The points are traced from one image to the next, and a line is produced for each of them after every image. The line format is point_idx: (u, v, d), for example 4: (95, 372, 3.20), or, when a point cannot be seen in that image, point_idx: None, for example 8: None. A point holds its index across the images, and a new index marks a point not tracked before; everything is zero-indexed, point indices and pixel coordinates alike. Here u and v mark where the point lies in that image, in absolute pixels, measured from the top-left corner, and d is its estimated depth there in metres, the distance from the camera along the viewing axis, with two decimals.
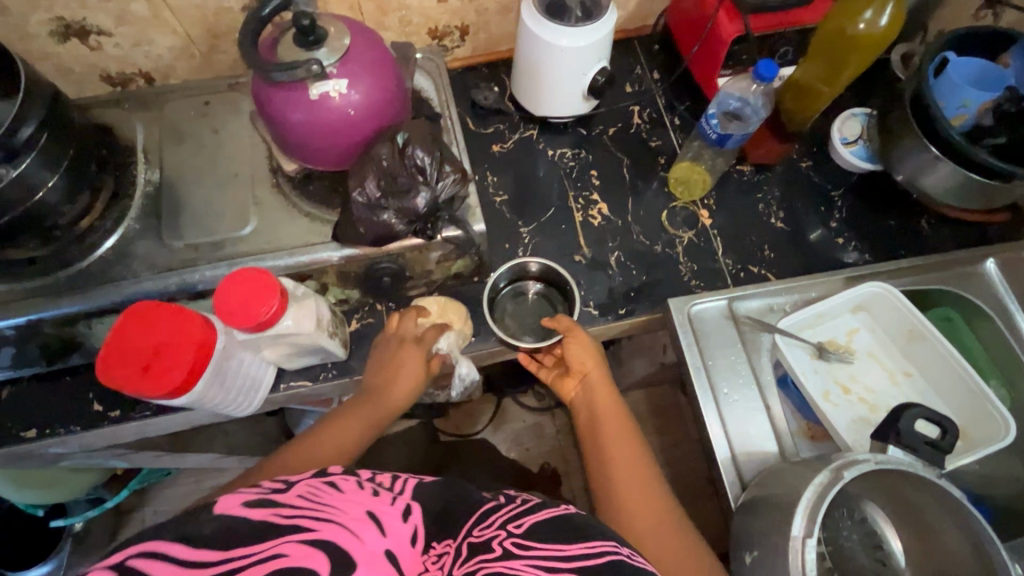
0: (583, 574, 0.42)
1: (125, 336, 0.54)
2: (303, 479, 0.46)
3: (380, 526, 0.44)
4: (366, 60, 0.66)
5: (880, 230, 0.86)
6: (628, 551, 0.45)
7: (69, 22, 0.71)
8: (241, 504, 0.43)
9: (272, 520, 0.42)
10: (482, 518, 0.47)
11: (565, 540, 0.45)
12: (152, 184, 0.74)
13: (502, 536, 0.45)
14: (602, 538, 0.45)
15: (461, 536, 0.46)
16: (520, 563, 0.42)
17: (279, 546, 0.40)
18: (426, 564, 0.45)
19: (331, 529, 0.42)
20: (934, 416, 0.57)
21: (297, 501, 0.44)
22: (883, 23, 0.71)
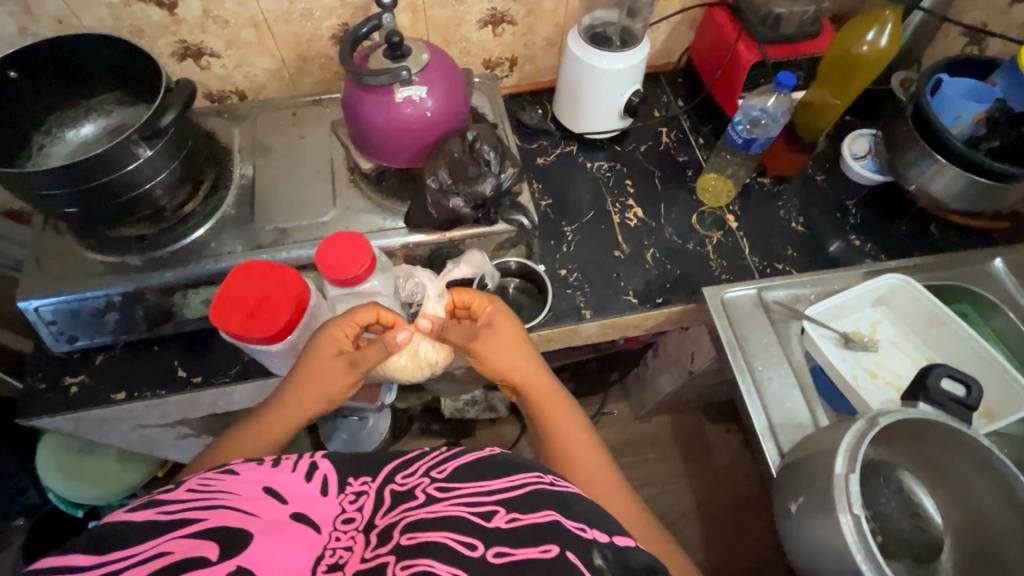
0: (502, 503, 0.48)
1: (234, 287, 0.62)
2: (194, 475, 0.50)
3: (281, 496, 0.49)
4: (442, 73, 0.77)
5: (893, 234, 0.94)
6: (550, 479, 0.52)
7: (189, 45, 0.85)
8: (123, 513, 0.45)
9: (157, 519, 0.45)
10: (402, 467, 0.52)
11: (486, 477, 0.51)
12: (245, 179, 0.84)
13: (424, 482, 0.51)
14: (522, 472, 0.52)
15: (379, 479, 0.52)
16: (442, 504, 0.48)
17: (174, 539, 0.43)
18: (344, 505, 0.50)
19: (224, 515, 0.45)
20: (957, 374, 0.62)
21: (185, 497, 0.47)
22: (885, 43, 0.82)
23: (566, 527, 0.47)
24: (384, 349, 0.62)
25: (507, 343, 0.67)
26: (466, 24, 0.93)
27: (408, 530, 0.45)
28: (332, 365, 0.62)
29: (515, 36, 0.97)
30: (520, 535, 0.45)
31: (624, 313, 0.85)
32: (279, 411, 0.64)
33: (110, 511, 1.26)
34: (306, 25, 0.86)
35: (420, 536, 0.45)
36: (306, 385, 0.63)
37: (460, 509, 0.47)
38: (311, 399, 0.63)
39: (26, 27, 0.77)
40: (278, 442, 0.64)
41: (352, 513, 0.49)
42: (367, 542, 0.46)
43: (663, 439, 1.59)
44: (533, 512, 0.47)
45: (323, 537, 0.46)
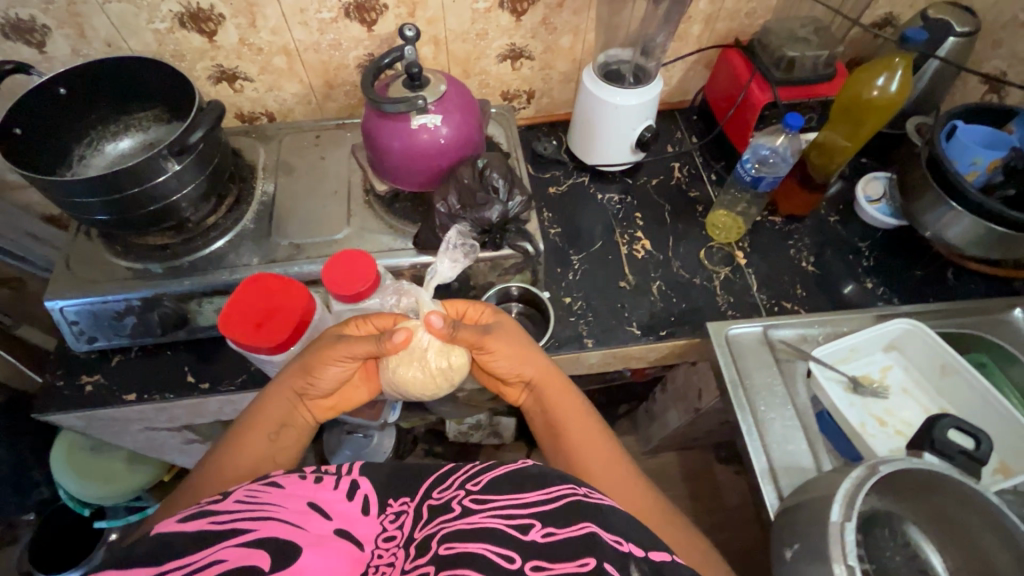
0: (539, 517, 0.48)
1: (243, 296, 0.65)
2: (240, 488, 0.52)
3: (324, 512, 0.51)
4: (458, 103, 0.81)
5: (907, 279, 0.92)
6: (584, 491, 0.51)
7: (225, 69, 0.90)
8: (177, 522, 0.47)
9: (207, 529, 0.46)
10: (440, 482, 0.54)
11: (521, 489, 0.51)
12: (267, 195, 0.88)
13: (460, 495, 0.51)
14: (557, 484, 0.51)
15: (417, 498, 0.54)
16: (479, 516, 0.49)
17: (225, 548, 0.45)
18: (384, 524, 0.52)
19: (272, 526, 0.47)
20: (964, 426, 0.60)
21: (233, 506, 0.49)
22: (894, 89, 0.81)
23: (602, 540, 0.46)
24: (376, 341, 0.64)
25: (515, 341, 0.69)
26: (486, 58, 0.97)
27: (446, 540, 0.47)
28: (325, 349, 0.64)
29: (532, 70, 1.01)
30: (554, 549, 0.45)
31: (626, 343, 0.84)
32: (275, 403, 0.64)
33: (114, 512, 1.28)
34: (334, 54, 0.91)
35: (458, 547, 0.46)
36: (304, 374, 0.64)
37: (497, 522, 0.48)
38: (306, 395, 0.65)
39: (78, 49, 0.83)
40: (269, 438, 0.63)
41: (392, 530, 0.51)
42: (407, 555, 0.48)
43: (672, 476, 1.55)
44: (569, 525, 0.47)
45: (365, 554, 0.49)
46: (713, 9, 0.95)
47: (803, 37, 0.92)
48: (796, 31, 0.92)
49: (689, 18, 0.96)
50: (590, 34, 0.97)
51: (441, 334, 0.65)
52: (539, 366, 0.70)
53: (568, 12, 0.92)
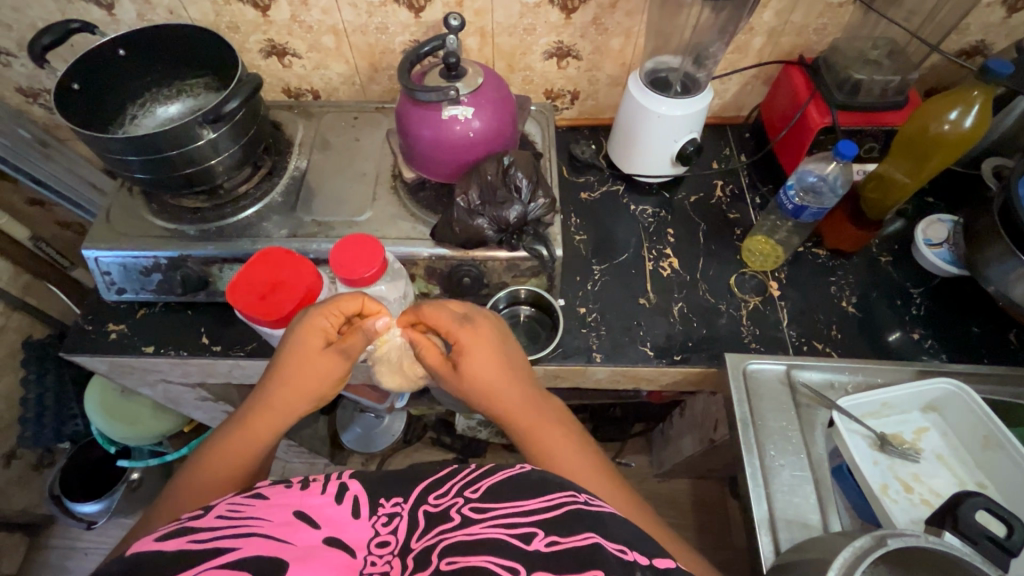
0: (541, 525, 0.47)
1: (254, 269, 0.66)
2: (222, 501, 0.51)
3: (312, 520, 0.49)
4: (492, 96, 0.79)
5: (962, 334, 0.83)
6: (585, 497, 0.50)
7: (276, 44, 0.92)
8: (154, 540, 0.46)
9: (188, 547, 0.45)
10: (435, 488, 0.52)
11: (522, 496, 0.50)
12: (299, 170, 0.90)
13: (458, 504, 0.50)
14: (558, 490, 0.50)
15: (410, 501, 0.52)
16: (478, 527, 0.47)
17: (204, 569, 0.43)
18: (376, 528, 0.50)
19: (256, 541, 0.46)
20: (996, 509, 0.54)
21: (215, 522, 0.47)
22: (969, 124, 0.74)
23: (607, 551, 0.45)
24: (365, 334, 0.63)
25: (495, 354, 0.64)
26: (532, 54, 0.95)
27: (447, 553, 0.45)
28: (319, 354, 0.62)
29: (579, 70, 0.98)
30: (560, 561, 0.44)
31: (636, 363, 0.81)
32: (261, 414, 0.62)
33: (138, 454, 1.35)
34: (380, 38, 0.92)
35: (459, 560, 0.45)
36: (295, 381, 0.61)
37: (498, 532, 0.47)
38: (293, 396, 0.62)
39: (143, 14, 0.88)
40: (259, 447, 0.61)
41: (386, 536, 0.50)
42: (404, 568, 0.47)
43: (681, 504, 1.49)
44: (572, 534, 0.46)
45: (358, 561, 0.48)
46: (778, 21, 0.89)
47: (874, 60, 0.85)
48: (867, 52, 0.87)
49: (751, 30, 0.90)
50: (641, 38, 0.93)
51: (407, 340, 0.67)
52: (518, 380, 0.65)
53: (620, 13, 0.89)
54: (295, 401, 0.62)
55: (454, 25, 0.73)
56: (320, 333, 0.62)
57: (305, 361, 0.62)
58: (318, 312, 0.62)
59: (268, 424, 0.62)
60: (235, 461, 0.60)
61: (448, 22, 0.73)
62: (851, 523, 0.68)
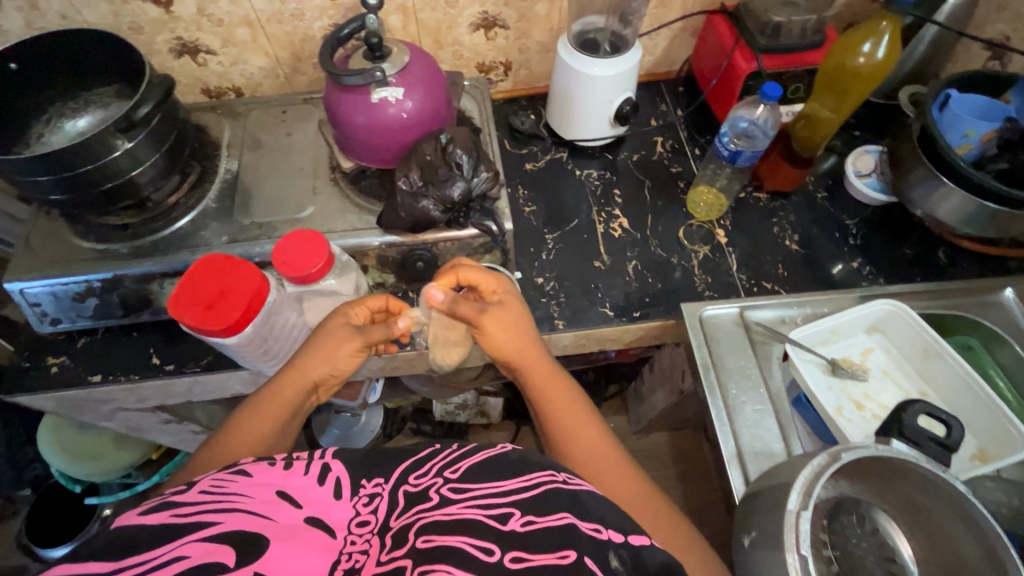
0: (518, 506, 0.49)
1: (195, 279, 0.63)
2: (205, 477, 0.50)
3: (294, 499, 0.50)
4: (421, 74, 0.77)
5: (896, 257, 0.88)
6: (563, 476, 0.52)
7: (186, 41, 0.87)
8: (138, 515, 0.46)
9: (172, 522, 0.45)
10: (416, 468, 0.54)
11: (500, 477, 0.51)
12: (230, 172, 0.86)
13: (438, 483, 0.52)
14: (536, 470, 0.52)
15: (392, 482, 0.53)
16: (458, 506, 0.49)
17: (189, 544, 0.44)
18: (357, 507, 0.51)
19: (239, 517, 0.46)
20: (936, 412, 0.58)
21: (198, 498, 0.47)
22: (882, 55, 0.76)
23: (581, 530, 0.47)
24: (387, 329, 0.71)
25: (518, 330, 0.70)
26: (458, 27, 0.93)
27: (424, 532, 0.46)
28: (341, 334, 0.68)
29: (508, 40, 0.97)
30: (535, 540, 0.46)
31: (598, 325, 0.82)
32: (286, 385, 0.66)
33: (107, 489, 1.29)
34: (297, 25, 0.87)
35: (436, 538, 0.46)
36: (322, 352, 0.68)
37: (476, 512, 0.48)
38: (320, 368, 0.68)
39: (32, 21, 0.81)
40: (284, 419, 0.65)
41: (366, 516, 0.51)
42: (383, 545, 0.48)
43: (662, 457, 1.55)
44: (547, 514, 0.48)
45: (338, 542, 0.48)
46: None
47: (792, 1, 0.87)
48: None
49: None
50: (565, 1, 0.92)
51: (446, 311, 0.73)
52: (516, 341, 0.69)
53: None
54: (319, 370, 0.68)
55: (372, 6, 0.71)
56: (344, 315, 0.69)
57: (334, 342, 0.68)
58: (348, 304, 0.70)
59: (292, 394, 0.66)
60: (255, 434, 0.62)
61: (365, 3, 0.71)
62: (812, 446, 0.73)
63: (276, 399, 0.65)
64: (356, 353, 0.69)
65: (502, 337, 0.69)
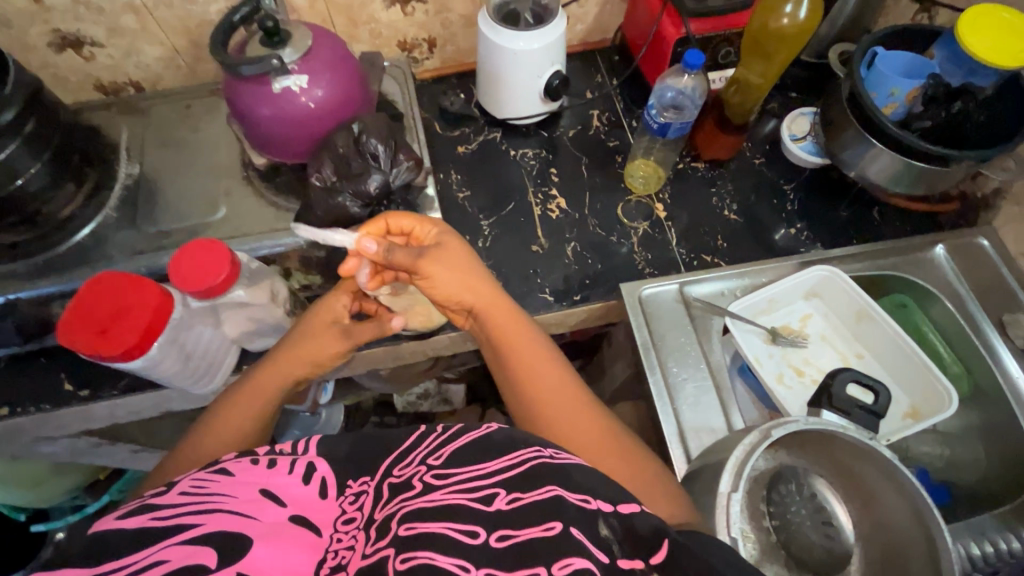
0: (502, 485, 0.47)
1: (87, 303, 0.58)
2: (186, 478, 0.50)
3: (278, 498, 0.49)
4: (327, 59, 0.72)
5: (833, 220, 0.88)
6: (550, 451, 0.50)
7: (65, 34, 0.79)
8: (118, 520, 0.46)
9: (150, 525, 0.45)
10: (399, 460, 0.52)
11: (484, 459, 0.49)
12: (132, 178, 0.79)
13: (422, 471, 0.50)
14: (522, 448, 0.50)
15: (378, 477, 0.52)
16: (440, 493, 0.46)
17: (167, 548, 0.43)
18: (344, 506, 0.50)
19: (220, 517, 0.45)
20: (864, 379, 0.58)
21: (178, 499, 0.47)
22: (804, 16, 0.73)
23: (568, 501, 0.45)
24: (379, 328, 0.69)
25: (462, 277, 0.61)
26: (371, 4, 0.86)
27: (404, 521, 0.44)
28: (328, 338, 0.65)
29: (428, 14, 0.91)
30: (520, 516, 0.44)
31: (538, 312, 0.80)
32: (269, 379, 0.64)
33: (56, 513, 1.25)
34: (190, 10, 0.80)
35: (418, 526, 0.44)
36: (300, 351, 0.64)
37: (460, 496, 0.46)
38: (298, 368, 0.65)
39: None
40: (263, 417, 0.63)
41: (352, 512, 0.49)
42: (367, 538, 0.45)
43: None
44: (535, 489, 0.46)
45: (323, 539, 0.47)
46: None
47: None
48: None
49: None
50: None
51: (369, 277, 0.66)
52: (470, 285, 0.61)
53: None
54: (297, 370, 0.65)
55: None
56: (330, 313, 0.66)
57: (319, 345, 0.64)
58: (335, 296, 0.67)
59: (270, 390, 0.63)
60: (224, 435, 0.60)
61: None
62: (754, 414, 0.76)
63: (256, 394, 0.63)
64: (339, 355, 0.66)
65: (446, 291, 0.61)
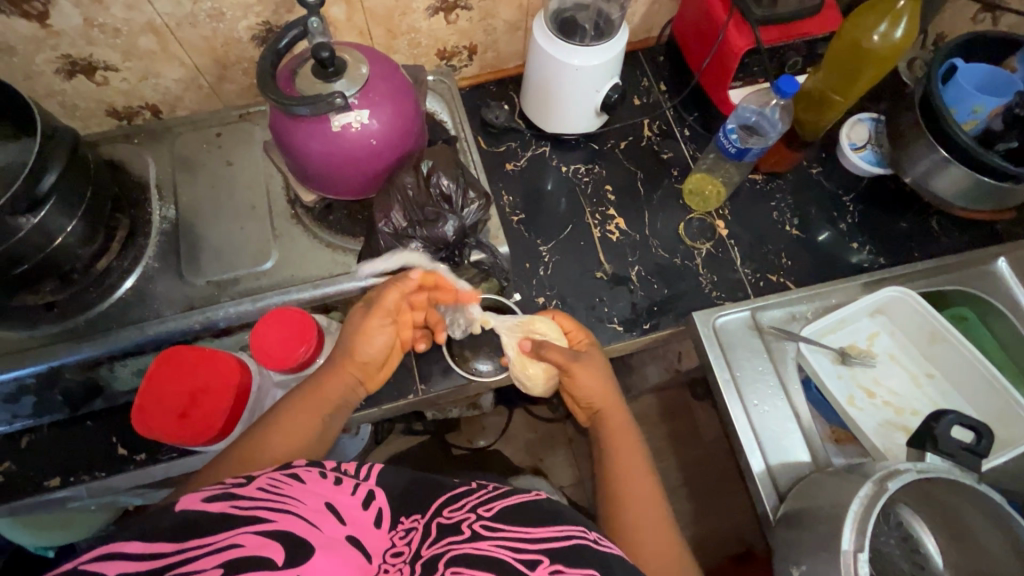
0: (547, 550, 0.44)
1: (159, 385, 0.53)
2: (262, 474, 0.47)
3: (339, 513, 0.46)
4: (386, 89, 0.65)
5: (894, 232, 0.87)
6: (594, 536, 0.47)
7: (76, 59, 0.70)
8: (200, 501, 0.43)
9: (231, 512, 0.42)
10: (453, 501, 0.49)
11: (533, 519, 0.47)
12: (169, 220, 0.72)
13: (470, 519, 0.47)
14: (568, 521, 0.47)
15: (428, 515, 0.48)
16: (488, 543, 0.44)
17: (242, 536, 0.41)
18: (394, 539, 0.47)
19: (290, 519, 0.43)
20: (968, 423, 0.58)
21: (256, 494, 0.44)
22: (898, 36, 0.71)
23: None
24: (401, 287, 0.62)
25: (605, 382, 0.66)
26: (413, 13, 0.79)
27: (453, 563, 0.42)
28: (361, 313, 0.61)
29: (472, 21, 0.83)
30: None
31: (609, 344, 0.77)
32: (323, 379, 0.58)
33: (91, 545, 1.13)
34: (218, 28, 0.71)
35: (464, 572, 0.42)
36: (348, 341, 0.60)
37: (506, 552, 0.44)
38: (353, 359, 0.59)
39: None
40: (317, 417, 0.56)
41: (400, 547, 0.46)
42: (410, 575, 0.43)
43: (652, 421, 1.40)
44: (579, 564, 0.43)
45: (372, 566, 0.43)
46: None
47: None
48: None
49: None
50: None
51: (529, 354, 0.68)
52: (599, 390, 0.65)
53: None
54: (352, 360, 0.59)
55: (315, 25, 0.61)
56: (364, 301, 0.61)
57: (361, 326, 0.59)
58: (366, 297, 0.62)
59: (326, 388, 0.58)
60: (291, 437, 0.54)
61: (308, 21, 0.61)
62: (822, 431, 0.77)
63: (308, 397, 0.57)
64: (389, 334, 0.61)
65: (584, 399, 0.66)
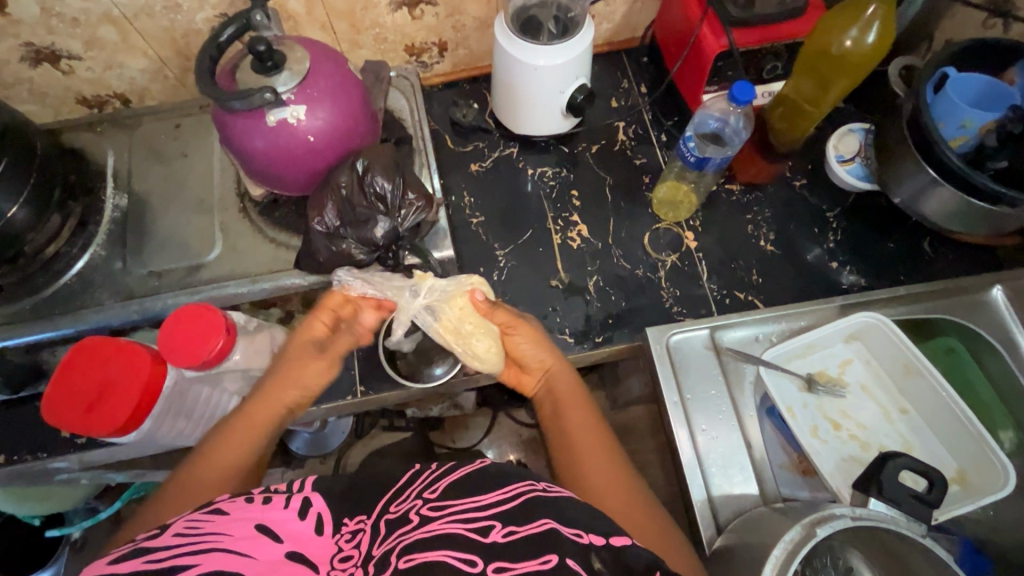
0: (497, 517, 0.43)
1: (72, 375, 0.54)
2: (180, 518, 0.43)
3: (274, 533, 0.42)
4: (326, 84, 0.63)
5: (879, 252, 0.81)
6: (543, 484, 0.46)
7: (39, 48, 0.71)
8: (107, 564, 0.39)
9: (143, 568, 0.38)
10: (397, 496, 0.47)
11: (479, 492, 0.45)
12: (121, 209, 0.74)
13: (418, 505, 0.45)
14: (515, 481, 0.46)
15: (375, 514, 0.45)
16: (437, 523, 0.42)
17: None
18: (340, 544, 0.43)
19: (216, 556, 0.39)
20: (918, 468, 0.53)
21: (172, 539, 0.40)
22: (871, 41, 0.67)
23: (563, 534, 0.41)
24: (352, 335, 0.64)
25: (551, 347, 0.65)
26: (375, 8, 0.78)
27: (404, 552, 0.40)
28: (304, 356, 0.61)
29: (438, 17, 0.82)
30: (515, 550, 0.40)
31: None
32: (256, 414, 0.58)
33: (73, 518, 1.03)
34: (175, 19, 0.71)
35: (418, 557, 0.40)
36: (281, 379, 0.60)
37: (456, 526, 0.42)
38: (286, 393, 0.60)
39: None
40: (254, 451, 0.57)
41: (349, 551, 0.43)
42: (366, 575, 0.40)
43: (640, 433, 1.32)
44: (529, 522, 0.42)
45: None
46: None
47: None
48: None
49: None
50: None
51: (482, 310, 0.64)
52: (540, 346, 0.64)
53: None
54: (286, 395, 0.60)
55: (259, 19, 0.61)
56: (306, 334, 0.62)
57: (301, 364, 0.61)
58: (306, 325, 0.62)
59: (261, 420, 0.58)
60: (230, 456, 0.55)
61: (252, 15, 0.61)
62: (784, 460, 0.69)
63: (239, 433, 0.56)
64: (325, 372, 0.62)
65: (530, 363, 0.65)
